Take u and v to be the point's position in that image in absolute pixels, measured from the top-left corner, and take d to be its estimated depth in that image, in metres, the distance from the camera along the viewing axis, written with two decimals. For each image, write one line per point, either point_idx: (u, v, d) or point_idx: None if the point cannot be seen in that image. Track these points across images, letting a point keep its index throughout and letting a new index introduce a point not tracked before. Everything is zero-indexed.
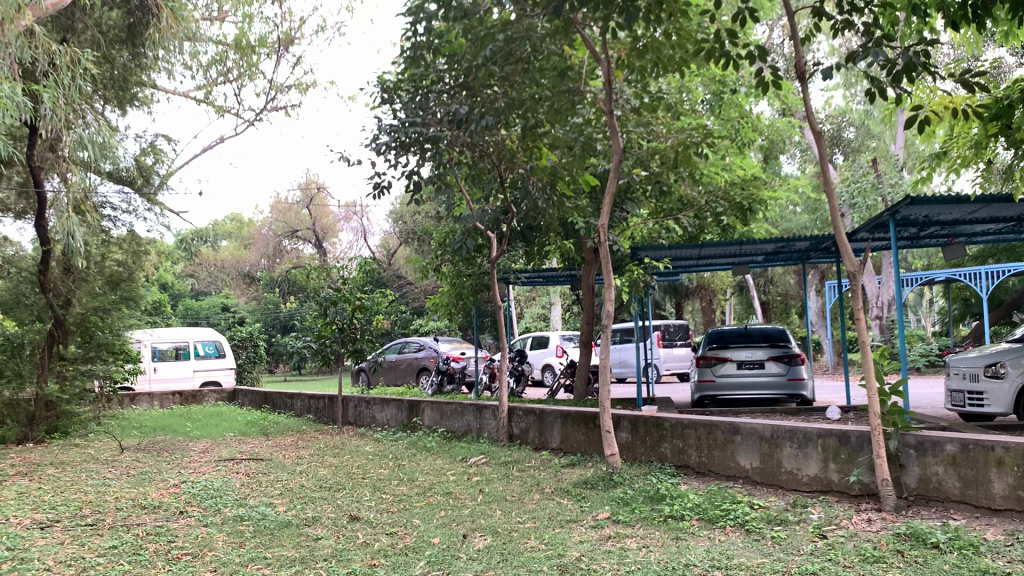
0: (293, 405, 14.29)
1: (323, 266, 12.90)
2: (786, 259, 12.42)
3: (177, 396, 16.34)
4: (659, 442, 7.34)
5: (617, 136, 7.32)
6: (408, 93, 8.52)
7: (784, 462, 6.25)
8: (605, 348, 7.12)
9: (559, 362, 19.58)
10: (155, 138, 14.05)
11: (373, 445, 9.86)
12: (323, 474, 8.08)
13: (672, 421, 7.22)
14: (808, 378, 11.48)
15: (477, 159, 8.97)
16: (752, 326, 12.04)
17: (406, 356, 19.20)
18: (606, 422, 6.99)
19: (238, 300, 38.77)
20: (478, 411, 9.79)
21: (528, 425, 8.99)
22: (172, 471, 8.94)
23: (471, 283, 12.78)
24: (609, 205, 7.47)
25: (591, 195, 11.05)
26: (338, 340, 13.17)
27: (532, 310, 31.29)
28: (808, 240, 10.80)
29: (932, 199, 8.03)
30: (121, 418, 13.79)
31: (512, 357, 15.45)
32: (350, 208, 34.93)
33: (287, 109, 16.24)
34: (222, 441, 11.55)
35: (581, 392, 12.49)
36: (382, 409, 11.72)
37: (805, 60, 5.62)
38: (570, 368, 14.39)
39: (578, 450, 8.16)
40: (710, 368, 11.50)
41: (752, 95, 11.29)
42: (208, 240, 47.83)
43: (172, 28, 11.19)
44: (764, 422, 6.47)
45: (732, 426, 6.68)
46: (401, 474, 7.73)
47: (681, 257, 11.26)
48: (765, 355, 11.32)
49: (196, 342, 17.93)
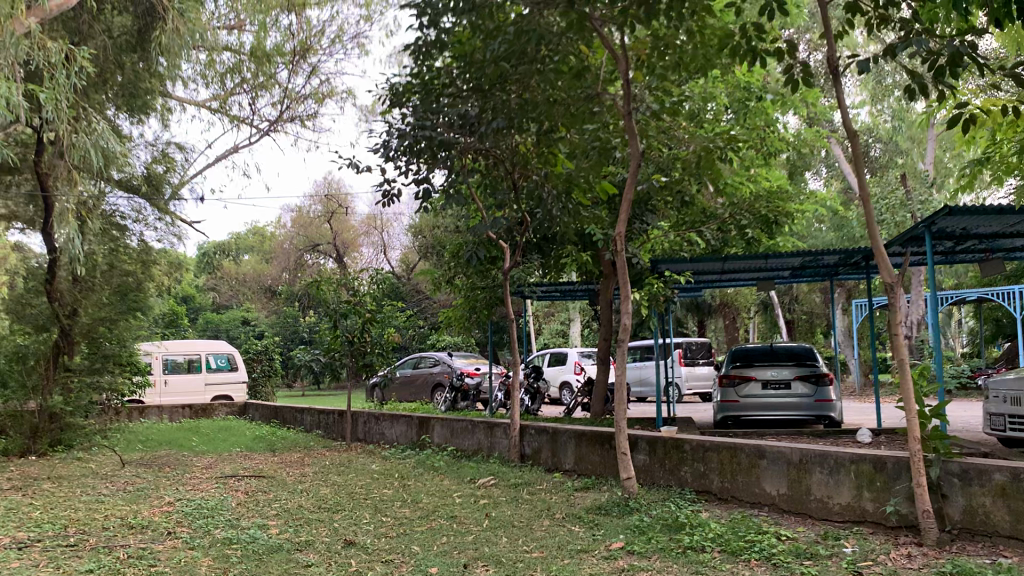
0: (303, 420, 13.97)
1: (334, 277, 12.58)
2: (814, 275, 11.93)
3: (187, 410, 16.08)
4: (678, 466, 6.89)
5: (635, 140, 6.92)
6: (420, 97, 8.22)
7: (814, 489, 5.80)
8: (621, 365, 6.69)
9: (577, 379, 19.15)
10: (168, 146, 13.82)
11: (379, 463, 9.49)
12: (324, 493, 7.71)
13: (693, 443, 6.77)
14: (835, 399, 10.96)
15: (490, 167, 8.63)
16: (776, 344, 11.57)
17: (420, 371, 18.86)
18: (622, 442, 6.56)
19: (259, 314, 38.73)
20: (489, 429, 9.38)
21: (540, 445, 8.56)
22: (170, 487, 8.61)
23: (486, 297, 12.41)
24: (627, 212, 7.03)
25: (610, 207, 10.64)
26: (347, 354, 12.79)
27: (550, 326, 30.88)
28: (837, 254, 10.32)
29: (972, 209, 7.54)
30: (127, 431, 13.55)
31: (527, 374, 15.04)
32: (370, 222, 34.76)
33: (302, 118, 15.98)
34: (227, 456, 11.23)
35: (597, 411, 12.05)
36: (391, 426, 11.35)
37: (840, 54, 5.20)
38: (587, 386, 13.96)
39: (593, 472, 7.73)
40: (734, 388, 11.02)
41: (779, 104, 10.87)
42: (230, 254, 47.93)
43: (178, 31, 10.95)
44: (792, 445, 6.02)
45: (758, 449, 6.24)
46: (405, 495, 7.34)
47: (703, 270, 10.82)
48: (791, 374, 10.83)
49: (208, 354, 17.64)
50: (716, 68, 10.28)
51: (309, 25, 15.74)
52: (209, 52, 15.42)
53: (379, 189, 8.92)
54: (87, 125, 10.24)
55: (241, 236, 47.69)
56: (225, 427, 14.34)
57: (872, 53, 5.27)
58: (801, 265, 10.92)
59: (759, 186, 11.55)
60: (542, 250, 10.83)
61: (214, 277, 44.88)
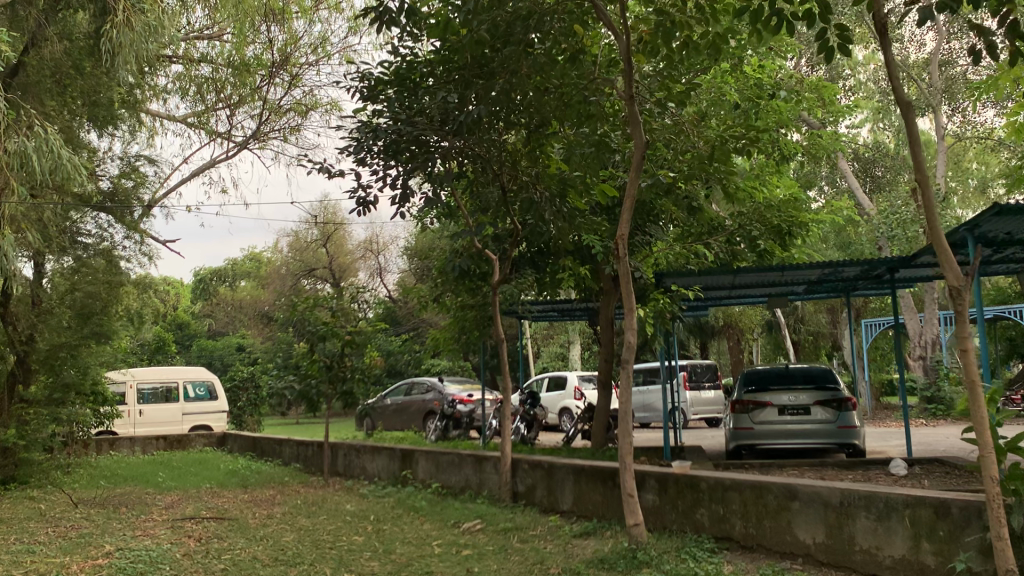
0: (281, 452, 12.98)
1: (312, 297, 11.63)
2: (831, 290, 10.99)
3: (160, 441, 15.08)
4: (692, 507, 5.93)
5: (639, 130, 5.97)
6: (400, 89, 7.33)
7: (858, 538, 4.89)
8: (626, 392, 5.70)
9: (577, 405, 18.17)
10: (138, 159, 12.85)
11: (355, 502, 8.51)
12: (286, 541, 6.73)
13: (711, 481, 5.82)
14: (859, 425, 9.98)
15: (474, 173, 7.72)
16: (792, 365, 10.63)
17: (413, 398, 17.80)
18: (628, 482, 5.56)
19: (254, 340, 37.75)
20: (477, 464, 8.40)
21: (534, 481, 7.59)
22: (116, 533, 7.63)
23: (476, 317, 11.49)
24: (630, 213, 6.03)
25: (611, 216, 9.74)
26: (326, 381, 11.76)
27: (550, 349, 29.91)
28: (860, 266, 9.32)
29: (1022, 208, 6.64)
30: (92, 467, 12.56)
31: (523, 401, 14.08)
32: (367, 246, 33.88)
33: (284, 132, 15.09)
34: (193, 494, 10.26)
35: (598, 440, 11.03)
36: (372, 459, 10.37)
37: (890, 9, 4.28)
38: (587, 414, 12.98)
39: (595, 514, 6.78)
40: (748, 414, 10.01)
41: (792, 105, 9.99)
42: (226, 279, 46.96)
43: (128, 21, 9.50)
44: (830, 484, 5.12)
45: (788, 490, 5.32)
46: (377, 544, 6.35)
47: (714, 284, 9.90)
48: (811, 399, 9.86)
49: (186, 382, 16.71)
50: (725, 63, 9.35)
51: (290, 33, 14.88)
52: (182, 64, 14.55)
53: (353, 196, 8.01)
54: (34, 130, 9.24)
55: (236, 262, 46.81)
56: (199, 460, 13.35)
57: (921, 3, 4.40)
58: (819, 277, 9.98)
59: (770, 195, 10.67)
60: (536, 265, 9.95)
61: (210, 304, 44.19)
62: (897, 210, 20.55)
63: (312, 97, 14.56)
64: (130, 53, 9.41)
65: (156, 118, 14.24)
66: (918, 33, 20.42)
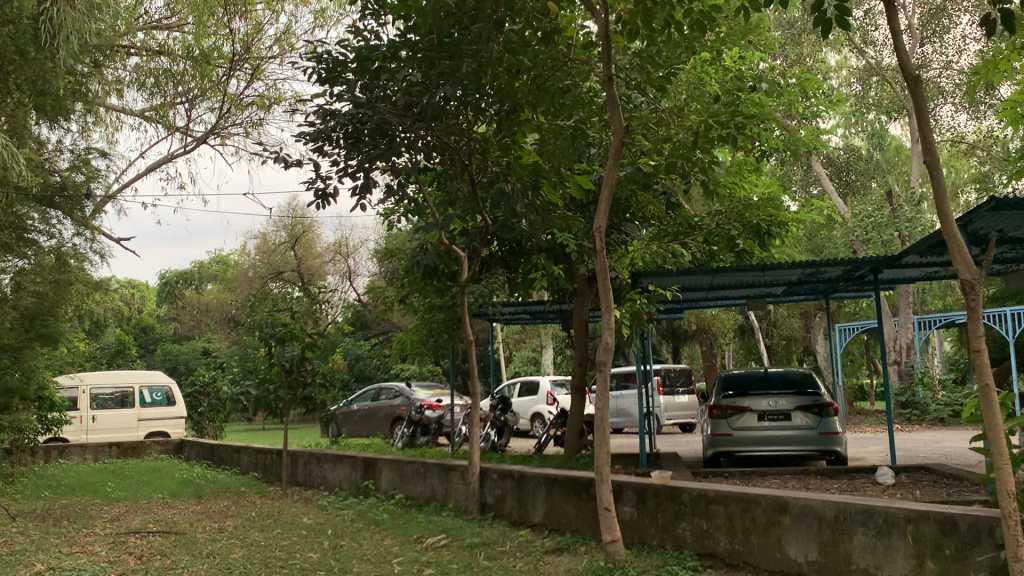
0: (240, 460, 12.41)
1: (272, 297, 11.07)
2: (811, 291, 10.65)
3: (113, 448, 14.44)
4: (673, 521, 5.51)
5: (617, 114, 5.51)
6: (362, 72, 6.88)
7: (856, 556, 4.52)
8: (602, 397, 5.23)
9: (550, 411, 17.74)
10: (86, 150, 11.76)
11: (312, 515, 7.99)
12: (234, 559, 6.21)
13: (693, 493, 5.41)
14: (842, 431, 9.63)
15: (441, 163, 7.29)
16: (772, 369, 10.28)
17: (380, 404, 17.26)
18: (605, 495, 5.09)
19: (220, 344, 36.90)
20: (443, 474, 7.93)
21: (504, 492, 7.14)
22: (50, 550, 7.04)
23: (444, 318, 11.02)
24: (608, 203, 5.52)
25: (586, 213, 9.32)
26: (285, 386, 11.19)
27: (522, 353, 29.47)
28: (841, 265, 8.95)
29: (1018, 203, 6.34)
30: (37, 476, 11.90)
31: (494, 406, 13.61)
32: (337, 248, 33.27)
33: (246, 126, 14.50)
34: (142, 505, 9.67)
35: (572, 448, 10.59)
36: (333, 468, 9.86)
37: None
38: (559, 420, 12.54)
39: (569, 528, 6.35)
40: (727, 419, 9.63)
41: (774, 98, 9.63)
42: (193, 282, 46.00)
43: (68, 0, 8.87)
44: (823, 497, 4.73)
45: (778, 503, 4.92)
46: (332, 562, 5.85)
47: (692, 285, 9.50)
48: (791, 404, 9.51)
49: (142, 387, 16.10)
50: (706, 54, 8.96)
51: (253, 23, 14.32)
52: (140, 55, 13.90)
53: (312, 187, 7.52)
54: None
55: (204, 265, 45.87)
56: (153, 469, 12.73)
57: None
58: (800, 278, 9.62)
59: (750, 193, 10.32)
60: (507, 265, 9.52)
61: (176, 307, 43.23)
62: (872, 213, 20.42)
63: (276, 91, 14.01)
64: (70, 33, 8.83)
65: (115, 113, 13.51)
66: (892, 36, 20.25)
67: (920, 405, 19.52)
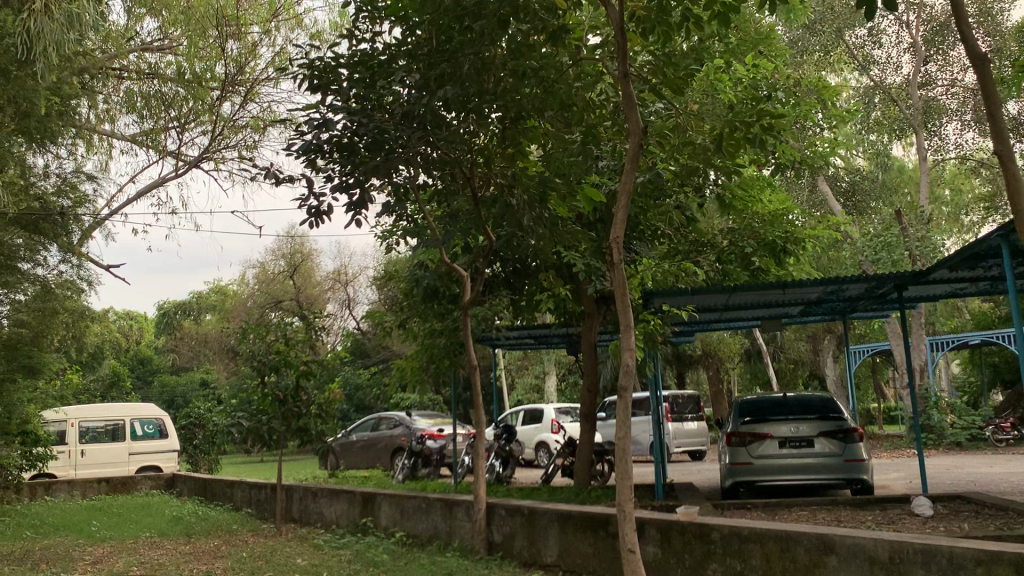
0: (233, 495, 11.86)
1: (264, 323, 10.56)
2: (829, 311, 10.19)
3: (102, 484, 13.90)
4: (702, 561, 5.14)
5: (635, 112, 5.02)
6: (356, 78, 6.45)
7: None
8: (624, 424, 4.72)
9: (556, 440, 17.19)
10: (73, 174, 11.15)
11: (307, 555, 7.46)
12: None
13: (724, 532, 5.05)
14: (868, 458, 9.09)
15: (441, 180, 6.85)
16: (789, 394, 9.77)
17: (380, 434, 16.70)
18: (629, 534, 4.53)
19: (218, 374, 36.26)
20: (447, 510, 7.40)
21: (513, 529, 6.62)
22: None
23: (445, 343, 10.54)
24: (625, 206, 4.96)
25: (595, 231, 8.90)
26: (278, 417, 10.66)
27: (524, 381, 28.86)
28: (865, 282, 8.43)
29: None
30: (20, 515, 11.33)
31: (498, 435, 13.08)
32: (337, 276, 32.85)
33: (240, 149, 14.07)
34: (128, 545, 9.12)
35: (582, 479, 10.02)
36: (330, 504, 9.32)
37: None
38: (566, 449, 12.01)
39: (586, 569, 5.87)
40: (746, 447, 9.11)
41: (789, 108, 9.27)
42: (191, 312, 45.43)
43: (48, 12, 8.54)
44: (873, 536, 4.42)
45: (823, 542, 4.60)
46: None
47: (706, 304, 9.01)
48: (814, 430, 8.98)
49: (133, 420, 15.63)
50: (719, 61, 8.60)
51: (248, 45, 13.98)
52: (132, 78, 12.76)
53: (305, 205, 7.09)
54: None
55: (201, 295, 45.27)
56: (143, 505, 12.17)
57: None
58: (821, 296, 9.13)
59: (765, 209, 9.88)
60: (512, 286, 9.09)
61: (173, 339, 42.62)
62: (881, 233, 20.07)
63: (271, 113, 13.64)
64: (49, 43, 8.51)
65: (106, 138, 12.96)
66: (895, 55, 19.99)
67: (936, 429, 19.03)
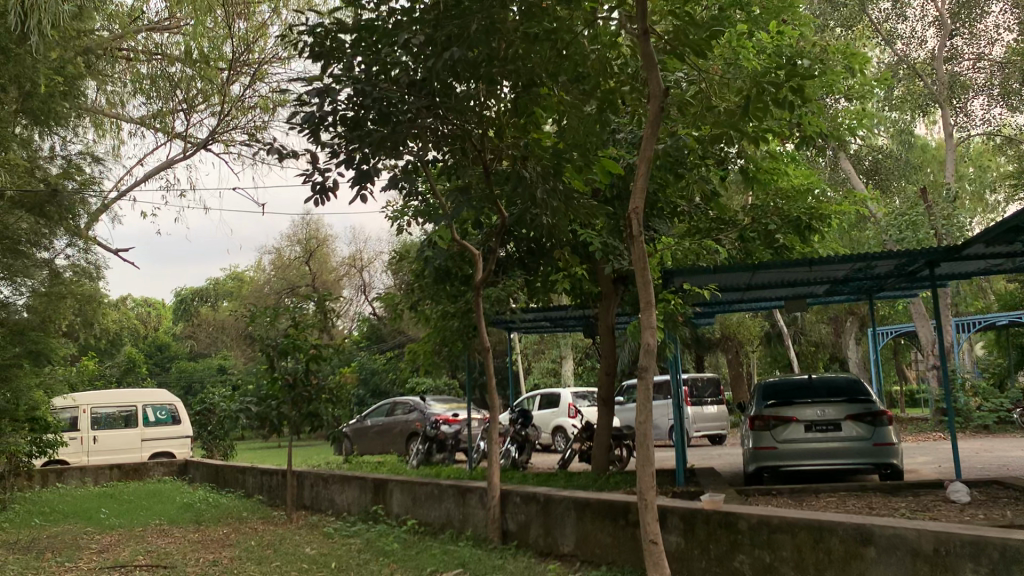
0: (245, 481, 11.67)
1: (273, 306, 10.28)
2: (856, 290, 9.82)
3: (114, 471, 13.77)
4: (729, 552, 4.88)
5: (655, 74, 4.71)
6: (359, 46, 6.12)
7: None
8: (645, 408, 4.43)
9: (573, 424, 16.91)
10: (77, 155, 10.91)
11: (316, 544, 7.23)
12: None
13: (753, 521, 4.79)
14: (897, 442, 8.75)
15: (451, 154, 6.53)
16: (815, 375, 9.43)
17: (395, 420, 16.48)
18: (652, 525, 4.26)
19: (235, 360, 36.21)
20: (460, 497, 7.15)
21: (528, 518, 6.36)
22: None
23: (458, 325, 10.25)
24: (645, 177, 4.66)
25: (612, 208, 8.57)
26: (288, 402, 10.38)
27: (541, 365, 28.57)
28: (895, 259, 8.07)
29: None
30: (29, 502, 11.18)
31: (514, 420, 12.81)
32: (353, 262, 32.61)
33: (250, 130, 13.80)
34: (136, 533, 8.94)
35: (600, 465, 9.74)
36: (341, 491, 9.10)
37: None
38: (584, 433, 11.73)
39: (605, 560, 5.60)
40: (770, 432, 8.79)
41: (815, 77, 8.89)
42: (208, 299, 45.42)
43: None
44: (915, 526, 4.15)
45: (860, 533, 4.33)
46: None
47: (729, 283, 8.66)
48: (841, 413, 8.64)
49: (145, 406, 15.54)
50: (741, 28, 8.24)
51: None
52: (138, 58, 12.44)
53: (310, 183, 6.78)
54: None
55: (219, 282, 45.25)
56: (154, 492, 12.01)
57: None
58: (849, 274, 8.76)
59: (790, 184, 9.51)
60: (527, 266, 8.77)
61: (191, 326, 42.61)
62: (905, 211, 19.58)
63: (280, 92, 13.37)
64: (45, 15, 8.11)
65: (113, 120, 12.70)
66: (919, 29, 19.43)
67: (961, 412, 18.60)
